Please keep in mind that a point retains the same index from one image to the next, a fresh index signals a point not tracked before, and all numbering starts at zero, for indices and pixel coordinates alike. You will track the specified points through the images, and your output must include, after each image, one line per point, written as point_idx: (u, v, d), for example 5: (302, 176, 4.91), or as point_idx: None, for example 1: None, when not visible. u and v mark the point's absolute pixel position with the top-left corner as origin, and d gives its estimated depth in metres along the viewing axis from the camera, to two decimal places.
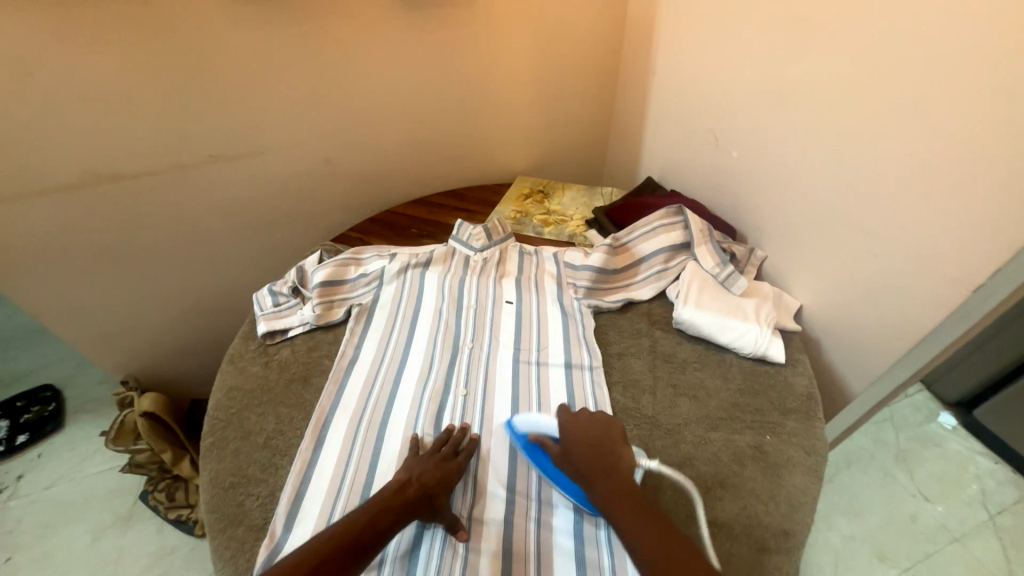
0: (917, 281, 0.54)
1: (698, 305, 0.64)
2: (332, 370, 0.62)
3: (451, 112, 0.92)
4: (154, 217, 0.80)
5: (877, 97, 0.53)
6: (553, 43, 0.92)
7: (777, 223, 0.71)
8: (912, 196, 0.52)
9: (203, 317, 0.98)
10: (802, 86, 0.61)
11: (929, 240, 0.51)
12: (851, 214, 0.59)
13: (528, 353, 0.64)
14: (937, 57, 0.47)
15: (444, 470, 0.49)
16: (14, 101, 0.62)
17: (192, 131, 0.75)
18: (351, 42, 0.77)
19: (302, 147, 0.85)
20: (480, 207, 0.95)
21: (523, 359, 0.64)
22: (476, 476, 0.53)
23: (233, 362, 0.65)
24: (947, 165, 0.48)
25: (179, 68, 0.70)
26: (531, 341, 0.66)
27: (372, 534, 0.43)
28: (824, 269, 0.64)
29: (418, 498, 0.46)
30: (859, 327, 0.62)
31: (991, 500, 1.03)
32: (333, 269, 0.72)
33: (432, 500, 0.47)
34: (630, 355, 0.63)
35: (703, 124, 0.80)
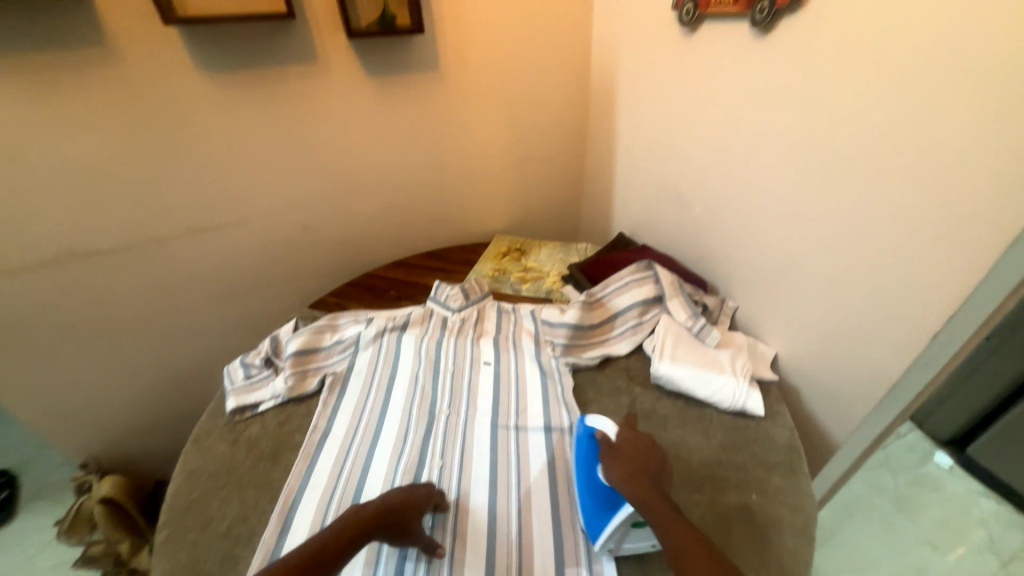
0: (882, 328, 0.55)
1: (674, 360, 0.64)
2: (302, 447, 0.59)
3: (429, 178, 0.97)
4: (129, 290, 0.80)
5: (816, 160, 0.58)
6: (523, 114, 0.99)
7: (745, 274, 0.73)
8: (864, 246, 0.55)
9: (175, 390, 0.94)
10: (751, 149, 0.66)
11: (885, 287, 0.53)
12: (811, 264, 0.62)
13: (507, 415, 0.63)
14: (862, 122, 0.52)
15: (415, 498, 0.49)
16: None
17: (175, 205, 0.78)
18: (332, 119, 0.82)
19: (283, 216, 0.87)
20: (458, 267, 0.97)
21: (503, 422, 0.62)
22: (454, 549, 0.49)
23: (198, 442, 0.61)
24: (887, 221, 0.52)
25: (165, 150, 0.73)
26: (510, 402, 0.65)
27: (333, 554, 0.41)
28: (794, 317, 0.66)
29: (380, 516, 0.45)
30: (833, 375, 0.63)
31: (1000, 545, 0.99)
32: (308, 337, 0.72)
33: (397, 519, 0.46)
34: (610, 414, 0.62)
35: (667, 183, 0.86)
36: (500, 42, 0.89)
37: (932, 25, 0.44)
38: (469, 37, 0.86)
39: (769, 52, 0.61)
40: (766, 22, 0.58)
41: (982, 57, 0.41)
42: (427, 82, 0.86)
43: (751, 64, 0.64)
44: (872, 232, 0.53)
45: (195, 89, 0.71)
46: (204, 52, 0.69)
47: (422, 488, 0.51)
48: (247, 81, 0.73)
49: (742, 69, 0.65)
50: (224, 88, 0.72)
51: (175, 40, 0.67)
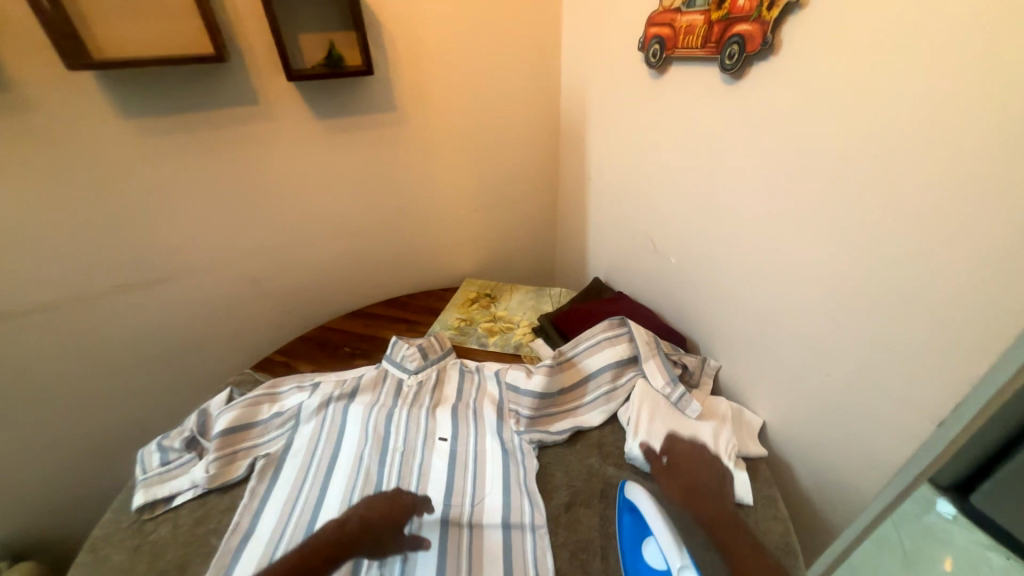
0: (876, 407, 0.49)
1: (649, 438, 0.57)
2: (217, 553, 0.50)
3: (390, 223, 0.91)
4: (42, 357, 0.71)
5: (799, 216, 0.52)
6: (491, 155, 0.94)
7: (726, 331, 0.67)
8: (856, 314, 0.49)
9: (100, 465, 0.83)
10: (729, 199, 0.61)
11: (880, 360, 0.47)
12: (796, 327, 0.56)
13: (462, 505, 0.54)
14: (845, 178, 0.47)
15: (394, 511, 0.52)
16: None
17: (97, 261, 0.70)
18: (279, 165, 0.76)
19: (226, 267, 0.80)
20: (422, 316, 0.90)
21: (457, 515, 0.53)
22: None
23: (94, 550, 0.51)
24: (880, 288, 0.46)
25: (85, 202, 0.66)
26: (467, 488, 0.56)
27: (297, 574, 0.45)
28: (781, 383, 0.60)
29: (353, 534, 0.49)
30: (824, 451, 0.56)
31: None
32: (241, 411, 0.64)
33: (372, 535, 0.49)
34: (579, 505, 0.54)
35: (642, 228, 0.80)
36: (463, 82, 0.84)
37: (917, 79, 0.39)
38: (429, 78, 0.81)
39: (740, 99, 0.56)
40: (736, 68, 0.54)
41: (977, 116, 0.36)
42: (384, 123, 0.81)
43: (722, 110, 0.59)
44: (864, 298, 0.48)
45: (118, 135, 0.64)
46: (129, 97, 0.63)
47: (406, 498, 0.53)
48: (179, 127, 0.67)
49: (713, 115, 0.61)
50: (153, 135, 0.66)
51: (95, 85, 0.60)
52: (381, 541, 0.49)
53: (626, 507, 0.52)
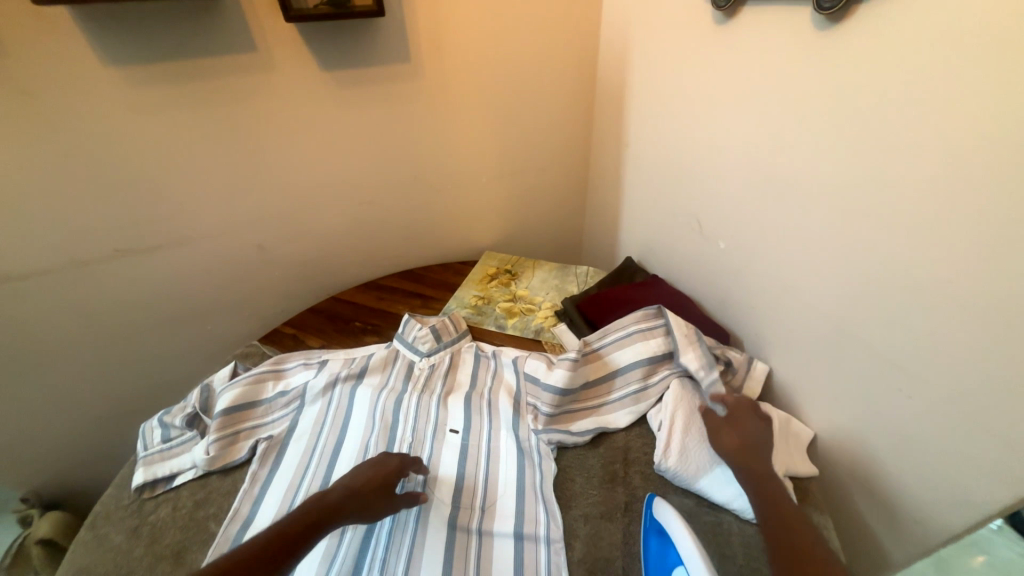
0: (962, 439, 0.41)
1: (684, 449, 0.51)
2: (213, 544, 0.48)
3: (404, 189, 0.84)
4: (49, 321, 0.69)
5: (893, 206, 0.42)
6: (517, 115, 0.84)
7: (778, 331, 0.59)
8: (953, 330, 0.40)
9: (117, 424, 0.84)
10: (798, 176, 0.51)
11: (980, 387, 0.39)
12: (868, 335, 0.47)
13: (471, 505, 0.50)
14: (968, 158, 0.36)
15: (381, 475, 0.48)
16: None
17: (94, 224, 0.66)
18: (283, 123, 0.69)
19: (232, 233, 0.75)
20: (437, 292, 0.84)
21: (465, 517, 0.49)
22: (411, 553, 0.47)
23: (94, 527, 0.50)
24: (999, 303, 0.36)
25: (77, 161, 0.61)
26: (477, 487, 0.52)
27: (282, 545, 0.41)
28: (841, 396, 0.52)
29: (339, 502, 0.45)
30: (886, 479, 0.49)
31: None
32: (244, 389, 0.60)
33: (361, 502, 0.46)
34: (600, 518, 0.49)
35: (685, 205, 0.70)
36: (488, 28, 0.73)
37: None
38: (448, 22, 0.71)
39: (832, 51, 0.45)
40: (835, 9, 0.42)
41: None
42: (398, 77, 0.72)
43: (804, 65, 0.48)
44: (972, 315, 0.38)
45: (105, 86, 0.58)
46: (114, 42, 0.56)
47: (391, 464, 0.49)
48: (171, 78, 0.60)
49: (792, 71, 0.49)
50: (143, 87, 0.59)
51: (74, 27, 0.54)
52: (370, 506, 0.46)
53: (655, 529, 0.46)
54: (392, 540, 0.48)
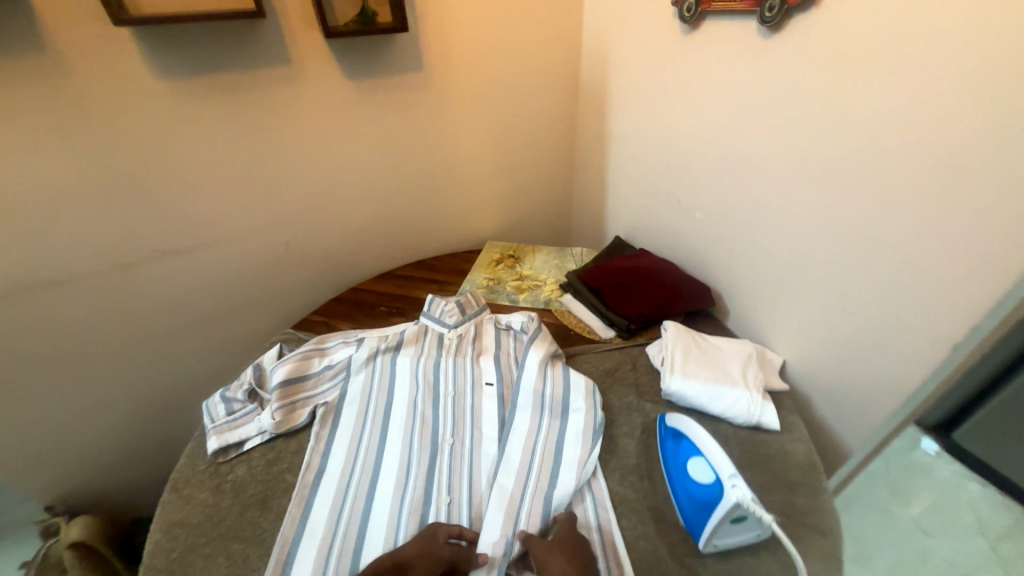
0: (893, 337, 0.54)
1: (685, 375, 0.61)
2: (296, 489, 0.54)
3: (415, 185, 0.92)
4: (90, 322, 0.72)
5: (826, 168, 0.56)
6: (512, 115, 0.94)
7: (749, 281, 0.71)
8: (876, 256, 0.53)
9: (149, 423, 0.87)
10: (756, 151, 0.64)
11: (901, 297, 0.52)
12: (819, 270, 0.60)
13: (522, 506, 0.52)
14: (877, 126, 0.50)
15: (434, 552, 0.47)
16: None
17: (135, 227, 0.70)
18: (309, 127, 0.76)
19: (261, 231, 0.81)
20: (450, 277, 0.93)
21: (516, 509, 0.52)
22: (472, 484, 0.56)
23: (177, 490, 0.56)
24: (904, 230, 0.50)
25: (124, 165, 0.66)
26: (529, 480, 0.54)
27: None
28: (803, 325, 0.65)
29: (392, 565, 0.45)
30: (843, 384, 0.62)
31: (989, 528, 1.02)
32: (295, 365, 0.66)
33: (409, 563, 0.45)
34: (623, 436, 0.59)
35: (665, 185, 0.83)
36: (487, 40, 0.84)
37: (958, 28, 0.42)
38: (452, 36, 0.81)
39: (775, 53, 0.58)
40: (775, 21, 0.55)
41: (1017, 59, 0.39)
42: (411, 83, 0.81)
43: (755, 63, 0.61)
44: (890, 242, 0.52)
45: (154, 98, 0.64)
46: (164, 58, 0.62)
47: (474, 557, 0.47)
48: (213, 87, 0.66)
49: (746, 69, 0.62)
50: (188, 96, 0.65)
51: (131, 43, 0.60)
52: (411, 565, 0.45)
53: (669, 434, 0.57)
54: (453, 473, 0.57)
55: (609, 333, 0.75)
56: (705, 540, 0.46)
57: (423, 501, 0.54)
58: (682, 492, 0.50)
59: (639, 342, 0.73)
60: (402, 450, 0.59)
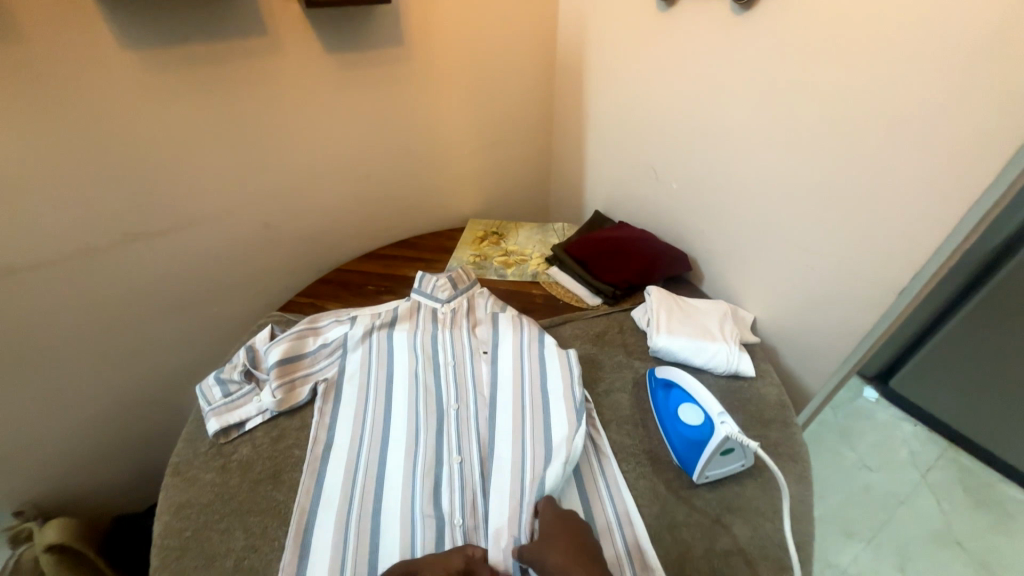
0: (851, 288, 0.61)
1: (670, 332, 0.66)
2: (306, 461, 0.55)
3: (397, 163, 0.92)
4: (58, 312, 0.68)
5: (792, 137, 0.61)
6: (492, 92, 0.95)
7: (722, 246, 0.77)
8: (835, 214, 0.60)
9: (127, 417, 0.83)
10: (728, 123, 0.69)
11: (859, 249, 0.59)
12: (788, 232, 0.66)
13: (523, 489, 0.52)
14: (838, 96, 0.55)
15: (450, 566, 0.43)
16: None
17: (105, 209, 0.66)
18: (288, 102, 0.74)
19: (240, 212, 0.79)
20: (437, 255, 0.94)
21: (519, 494, 0.52)
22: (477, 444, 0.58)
23: (180, 473, 0.55)
24: (860, 190, 0.56)
25: (89, 141, 0.61)
26: (524, 466, 0.54)
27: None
28: (771, 283, 0.71)
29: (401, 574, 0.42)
30: (807, 333, 0.69)
31: (920, 459, 1.16)
32: (289, 344, 0.65)
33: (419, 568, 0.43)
34: (616, 391, 0.64)
35: (642, 158, 0.87)
36: (466, 13, 0.84)
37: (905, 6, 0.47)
38: (431, 9, 0.80)
39: (746, 29, 0.62)
40: None
41: (954, 33, 0.45)
42: (391, 57, 0.80)
43: (727, 39, 0.65)
44: (847, 203, 0.58)
45: (121, 69, 0.60)
46: (130, 25, 0.58)
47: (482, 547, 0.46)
48: (185, 57, 0.63)
49: (719, 45, 0.67)
50: (158, 67, 0.62)
51: (93, 7, 0.56)
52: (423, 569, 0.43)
53: (660, 385, 0.62)
54: (458, 438, 0.59)
55: (595, 300, 0.79)
56: (698, 471, 0.52)
57: (435, 462, 0.56)
58: (674, 433, 0.56)
59: (624, 307, 0.78)
60: (408, 419, 0.60)
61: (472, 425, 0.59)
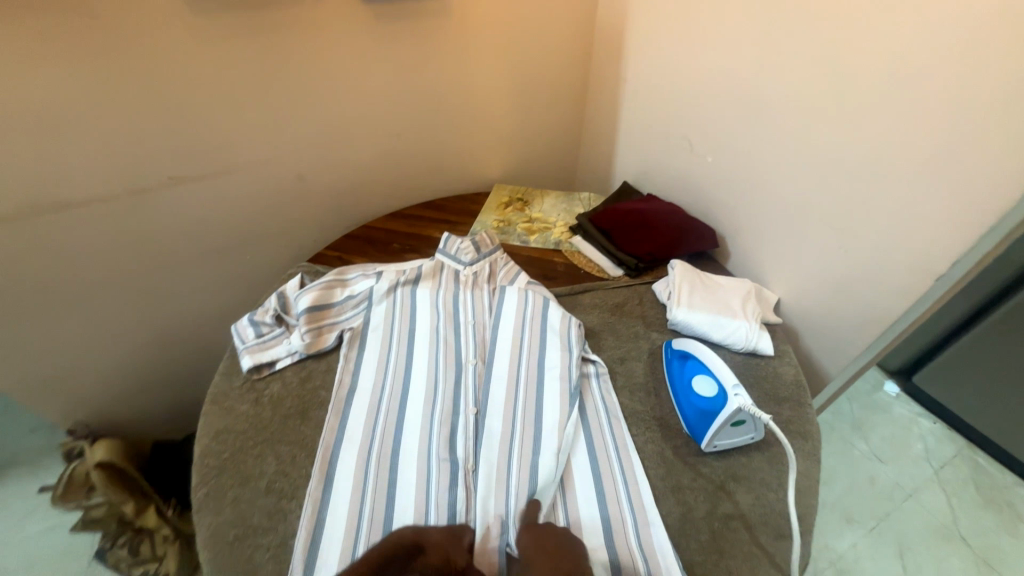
0: (883, 273, 0.60)
1: (690, 306, 0.66)
2: (331, 402, 0.59)
3: (428, 123, 0.91)
4: (106, 247, 0.72)
5: (840, 110, 0.58)
6: (527, 53, 0.92)
7: (753, 224, 0.75)
8: (877, 195, 0.57)
9: (167, 352, 0.89)
10: (771, 94, 0.66)
11: (898, 233, 0.57)
12: (825, 213, 0.64)
13: (510, 478, 0.52)
14: (895, 69, 0.52)
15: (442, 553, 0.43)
16: None
17: (149, 151, 0.69)
18: (322, 52, 0.74)
19: (275, 163, 0.80)
20: (461, 218, 0.94)
21: (506, 479, 0.52)
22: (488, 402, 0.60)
23: (217, 402, 0.60)
24: (906, 170, 0.54)
25: (133, 83, 0.63)
26: (527, 438, 0.55)
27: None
28: (800, 265, 0.69)
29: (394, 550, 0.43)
30: (831, 317, 0.68)
31: (934, 456, 1.15)
32: (318, 293, 0.67)
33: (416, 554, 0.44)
34: (631, 359, 0.65)
35: (677, 130, 0.84)
36: None
37: None
38: None
39: None
40: None
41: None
42: (427, 12, 0.79)
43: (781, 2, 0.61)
44: (891, 184, 0.56)
45: (166, 11, 0.61)
46: None
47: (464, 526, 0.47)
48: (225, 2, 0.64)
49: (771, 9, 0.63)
50: (200, 12, 0.63)
51: None
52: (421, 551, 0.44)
53: (675, 355, 0.63)
54: (473, 395, 0.61)
55: (617, 272, 0.79)
56: (706, 439, 0.54)
57: (453, 410, 0.59)
58: (683, 401, 0.58)
59: (646, 280, 0.77)
60: (428, 372, 0.63)
61: (487, 384, 0.61)
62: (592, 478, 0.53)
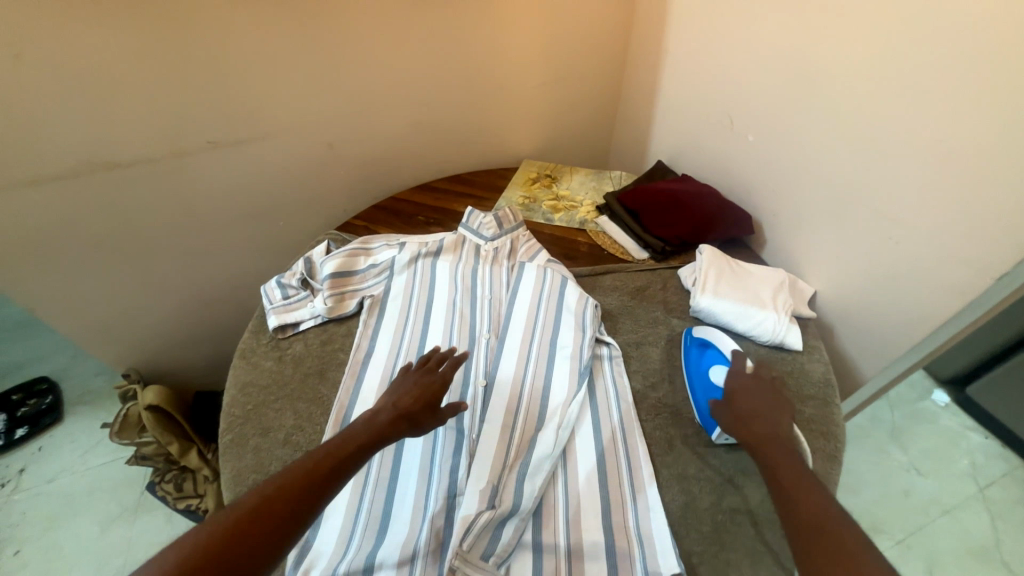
0: (937, 269, 0.54)
1: (716, 294, 0.63)
2: (348, 365, 0.61)
3: (459, 94, 0.90)
4: (155, 206, 0.77)
5: (904, 85, 0.52)
6: (564, 21, 0.89)
7: (793, 210, 0.70)
8: (940, 181, 0.52)
9: (208, 308, 0.95)
10: (825, 67, 0.60)
11: (960, 224, 0.51)
12: (876, 200, 0.58)
13: (510, 451, 0.53)
14: (976, 35, 0.46)
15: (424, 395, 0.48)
16: (16, 85, 0.59)
17: (193, 115, 0.72)
18: (356, 19, 0.74)
19: (309, 131, 0.82)
20: (487, 193, 0.93)
21: (506, 450, 0.53)
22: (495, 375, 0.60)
23: (245, 357, 0.63)
24: (976, 153, 0.48)
25: (178, 48, 0.66)
26: (529, 412, 0.56)
27: (287, 508, 0.36)
28: (843, 255, 0.64)
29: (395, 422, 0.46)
30: (872, 316, 0.63)
31: (981, 473, 1.06)
32: (342, 260, 0.69)
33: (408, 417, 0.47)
34: (647, 344, 0.64)
35: (719, 106, 0.79)
36: None
37: None
38: None
39: None
40: None
41: None
42: None
43: None
44: (957, 169, 0.50)
45: None
46: None
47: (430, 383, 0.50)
48: None
49: None
50: None
51: None
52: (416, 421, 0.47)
53: (695, 343, 0.61)
54: (481, 368, 0.61)
55: (642, 255, 0.77)
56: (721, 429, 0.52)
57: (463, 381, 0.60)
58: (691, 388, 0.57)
59: (672, 265, 0.74)
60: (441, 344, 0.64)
61: (496, 358, 0.62)
62: (594, 458, 0.52)
